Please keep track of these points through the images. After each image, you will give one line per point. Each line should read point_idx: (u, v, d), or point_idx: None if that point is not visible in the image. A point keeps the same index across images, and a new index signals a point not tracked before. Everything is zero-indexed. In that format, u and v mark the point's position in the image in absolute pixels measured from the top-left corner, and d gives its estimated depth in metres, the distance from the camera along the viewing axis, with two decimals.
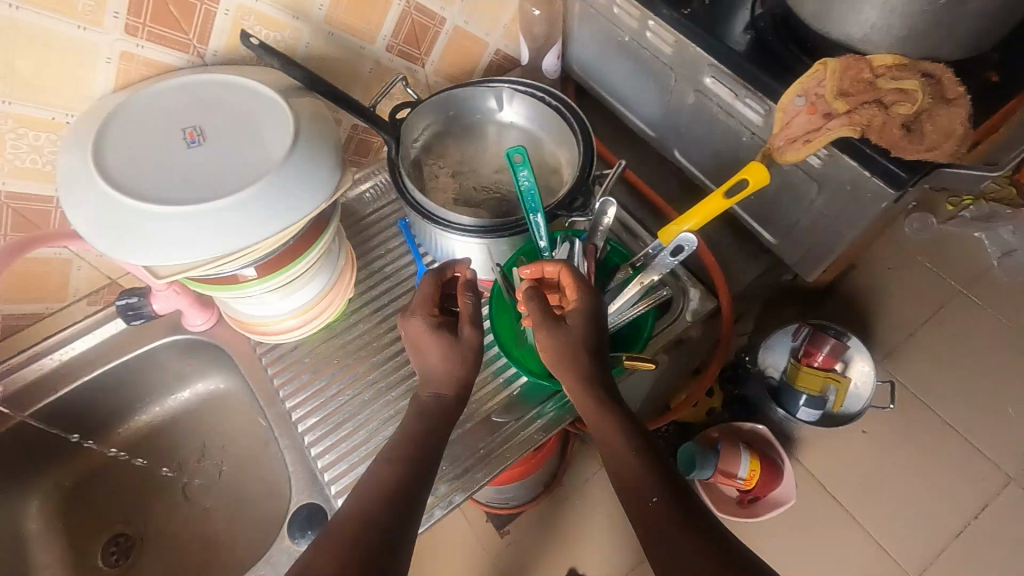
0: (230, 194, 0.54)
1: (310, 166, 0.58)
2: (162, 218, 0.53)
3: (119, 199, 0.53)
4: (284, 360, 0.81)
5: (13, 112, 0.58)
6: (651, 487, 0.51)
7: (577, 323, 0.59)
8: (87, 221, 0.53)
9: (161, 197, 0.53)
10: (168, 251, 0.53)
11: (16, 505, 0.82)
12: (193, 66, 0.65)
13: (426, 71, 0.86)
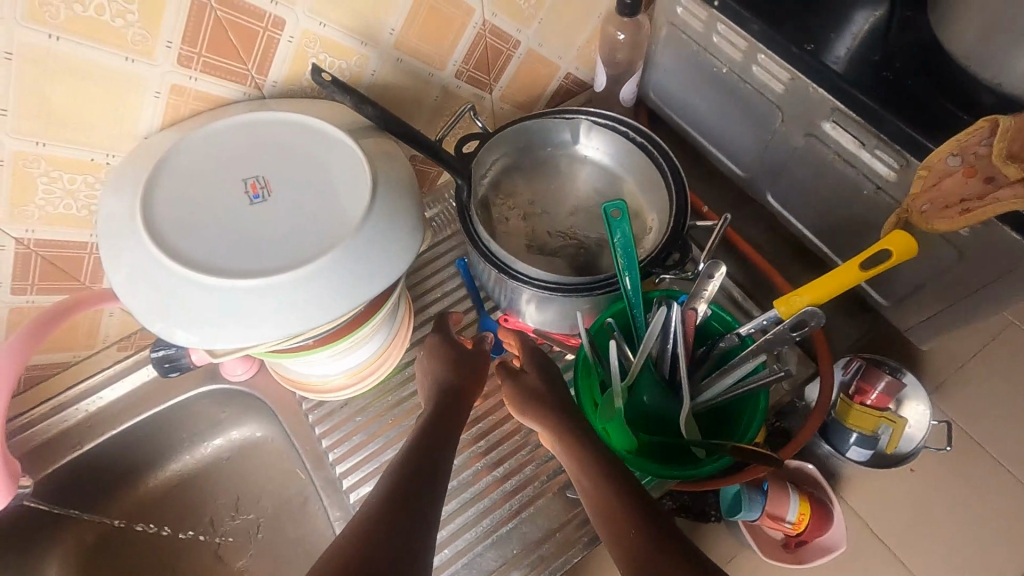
0: (303, 263, 0.46)
1: (389, 227, 0.49)
2: (224, 291, 0.45)
3: (174, 268, 0.45)
4: (334, 417, 0.74)
5: (47, 154, 0.50)
6: (634, 520, 0.47)
7: (535, 371, 0.65)
8: (137, 291, 0.45)
9: (223, 265, 0.45)
10: (230, 329, 0.45)
11: (32, 568, 0.74)
12: (249, 99, 0.57)
13: (493, 98, 0.78)
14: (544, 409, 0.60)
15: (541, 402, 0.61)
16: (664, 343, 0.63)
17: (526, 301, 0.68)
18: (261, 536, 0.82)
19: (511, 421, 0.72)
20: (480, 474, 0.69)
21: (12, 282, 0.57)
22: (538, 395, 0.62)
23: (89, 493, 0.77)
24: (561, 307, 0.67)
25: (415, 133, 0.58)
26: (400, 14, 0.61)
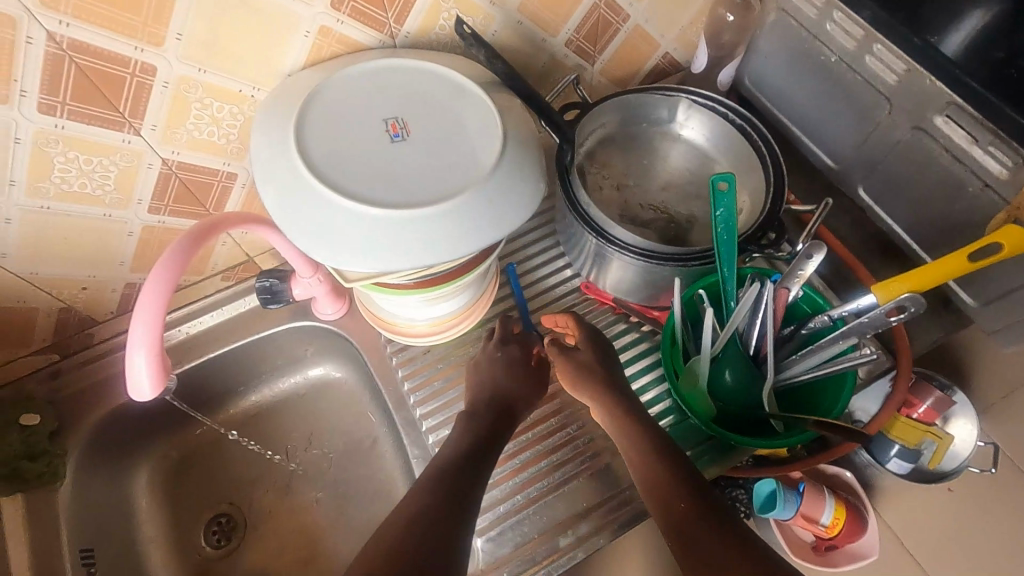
0: (441, 200, 0.49)
1: (515, 180, 0.52)
2: (370, 217, 0.48)
3: (325, 192, 0.47)
4: (415, 364, 0.77)
5: (204, 81, 0.53)
6: (680, 494, 0.53)
7: (583, 346, 0.68)
8: (287, 211, 0.48)
9: (369, 194, 0.48)
10: (370, 253, 0.48)
11: (126, 474, 0.80)
12: (383, 47, 0.60)
13: (594, 71, 0.80)
14: (596, 383, 0.64)
15: (588, 375, 0.65)
16: (751, 320, 0.65)
17: (615, 265, 0.70)
18: (330, 472, 0.86)
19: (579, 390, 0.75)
20: (551, 431, 0.73)
21: (152, 201, 0.61)
22: (584, 369, 0.65)
23: (180, 412, 0.82)
24: (647, 274, 0.69)
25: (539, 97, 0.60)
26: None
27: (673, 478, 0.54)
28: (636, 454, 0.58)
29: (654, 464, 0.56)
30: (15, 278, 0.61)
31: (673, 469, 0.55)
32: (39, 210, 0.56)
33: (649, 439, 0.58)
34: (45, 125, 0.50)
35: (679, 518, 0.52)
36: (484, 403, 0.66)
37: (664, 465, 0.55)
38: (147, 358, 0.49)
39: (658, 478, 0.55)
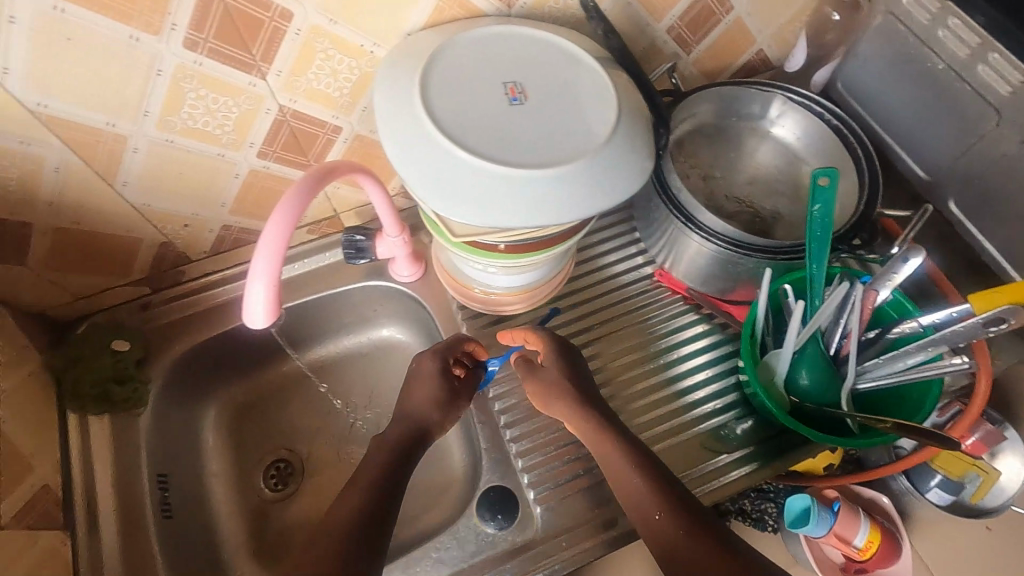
0: (556, 165, 0.50)
1: (627, 152, 0.53)
2: (488, 174, 0.49)
3: (448, 145, 0.49)
4: (485, 333, 0.78)
5: (333, 32, 0.55)
6: (655, 505, 0.56)
7: (552, 363, 0.67)
8: (408, 159, 0.50)
9: (488, 151, 0.50)
10: (484, 210, 0.49)
11: (195, 411, 0.83)
12: (498, 15, 0.61)
13: (689, 61, 0.80)
14: (566, 397, 0.65)
15: (562, 397, 0.65)
16: (836, 320, 0.64)
17: (697, 252, 0.71)
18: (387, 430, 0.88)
19: (630, 397, 0.76)
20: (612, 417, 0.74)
21: (262, 146, 0.63)
22: (556, 386, 0.65)
23: (249, 357, 0.85)
24: (729, 264, 0.70)
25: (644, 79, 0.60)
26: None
27: (648, 491, 0.57)
28: (612, 466, 0.60)
29: (631, 477, 0.58)
30: (131, 208, 0.64)
31: (650, 483, 0.57)
32: (164, 143, 0.58)
33: (627, 450, 0.60)
34: (187, 61, 0.52)
35: (658, 528, 0.54)
36: (403, 423, 0.64)
37: (641, 478, 0.57)
38: (265, 289, 0.50)
39: (634, 490, 0.57)
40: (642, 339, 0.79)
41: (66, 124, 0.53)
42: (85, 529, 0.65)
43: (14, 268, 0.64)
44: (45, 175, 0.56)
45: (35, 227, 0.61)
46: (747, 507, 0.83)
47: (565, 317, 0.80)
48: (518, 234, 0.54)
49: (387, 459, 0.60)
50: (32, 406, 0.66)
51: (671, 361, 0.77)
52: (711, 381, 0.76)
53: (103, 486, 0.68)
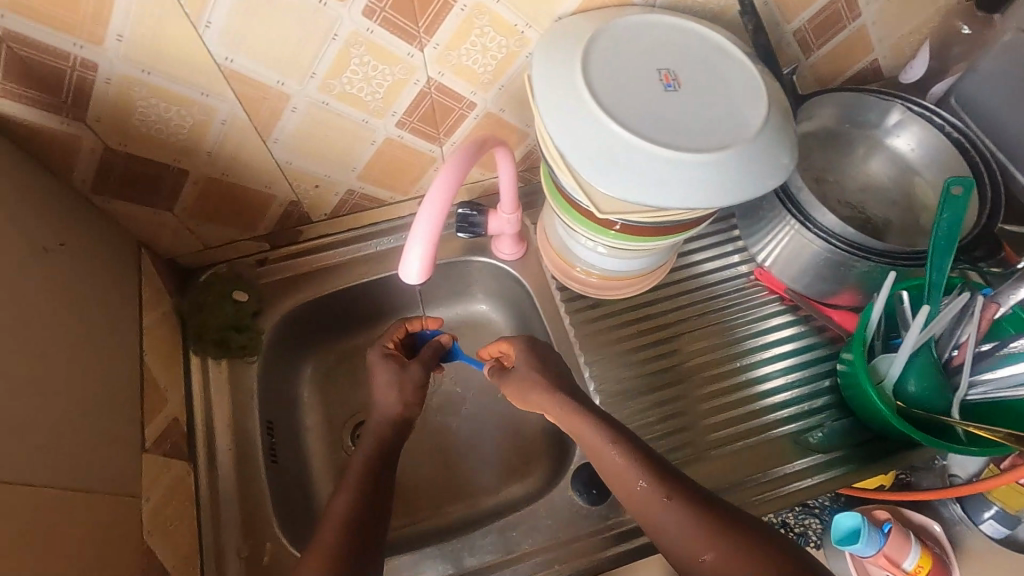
0: (708, 152, 0.52)
1: (775, 146, 0.54)
2: (643, 154, 0.52)
3: (608, 124, 0.52)
4: (582, 315, 0.81)
5: (494, 12, 0.58)
6: (636, 475, 0.58)
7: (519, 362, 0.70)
8: (568, 134, 0.53)
9: (645, 133, 0.52)
10: (635, 190, 0.52)
11: (292, 367, 0.84)
12: (645, 6, 0.63)
13: (807, 64, 0.80)
14: (542, 388, 0.67)
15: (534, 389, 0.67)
16: (952, 331, 0.65)
17: (809, 253, 0.73)
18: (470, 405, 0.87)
19: (710, 400, 0.77)
20: (691, 416, 0.76)
21: (402, 116, 0.66)
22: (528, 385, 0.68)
23: (342, 320, 0.86)
24: (841, 266, 0.71)
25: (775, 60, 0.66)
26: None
27: (629, 465, 0.58)
28: (589, 443, 0.61)
29: (608, 452, 0.60)
30: (275, 165, 0.68)
31: (627, 458, 0.59)
32: (321, 105, 0.62)
33: (604, 428, 0.61)
34: (359, 28, 0.55)
35: (639, 499, 0.57)
36: (379, 419, 0.68)
37: (621, 454, 0.59)
38: (422, 251, 0.53)
39: (614, 465, 0.59)
40: (730, 346, 0.79)
41: (243, 80, 0.56)
42: (206, 463, 0.69)
43: (162, 213, 0.68)
44: (213, 127, 0.60)
45: (189, 175, 0.65)
46: (790, 520, 0.81)
47: (658, 307, 0.81)
48: (663, 216, 0.56)
49: (372, 451, 0.64)
50: (166, 343, 0.71)
51: (761, 360, 0.78)
52: (802, 383, 0.77)
53: (223, 425, 0.72)
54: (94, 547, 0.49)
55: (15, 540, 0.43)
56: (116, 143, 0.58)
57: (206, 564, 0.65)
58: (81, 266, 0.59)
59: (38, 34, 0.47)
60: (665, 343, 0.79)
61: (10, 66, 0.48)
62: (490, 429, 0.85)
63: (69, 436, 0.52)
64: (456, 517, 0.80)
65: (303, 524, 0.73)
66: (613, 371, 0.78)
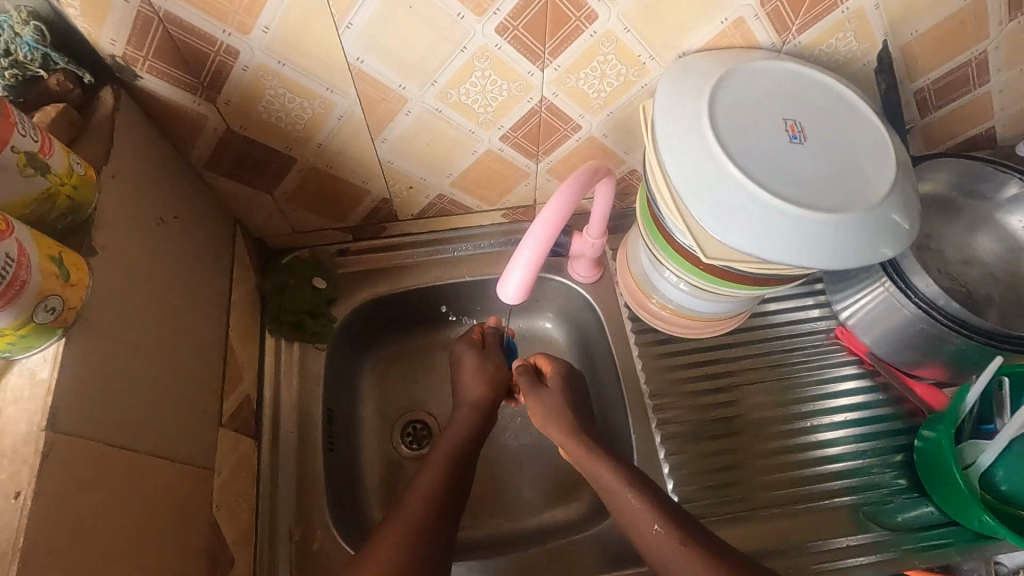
0: (831, 210, 0.51)
1: (899, 211, 0.54)
2: (763, 203, 0.51)
3: (732, 168, 0.52)
4: (653, 349, 0.79)
5: (621, 40, 0.57)
6: (650, 517, 0.58)
7: (554, 388, 0.73)
8: (687, 173, 0.53)
9: (768, 182, 0.52)
10: (750, 238, 0.51)
11: (355, 359, 0.84)
12: (771, 50, 0.61)
13: (921, 124, 0.74)
14: (561, 422, 0.70)
15: (556, 420, 0.70)
16: None
17: (901, 319, 0.70)
18: (522, 421, 0.85)
19: (771, 457, 0.74)
20: (751, 470, 0.73)
21: (507, 131, 0.67)
22: (554, 410, 0.71)
23: (408, 319, 0.86)
24: (934, 339, 0.68)
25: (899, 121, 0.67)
26: (935, 19, 0.60)
27: (641, 506, 0.59)
28: (603, 483, 0.63)
29: (622, 493, 0.61)
30: (378, 163, 0.69)
31: (640, 499, 0.60)
32: (434, 112, 0.63)
33: (615, 470, 0.63)
34: (489, 43, 0.55)
35: (655, 542, 0.57)
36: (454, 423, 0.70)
37: (635, 495, 0.60)
38: (522, 273, 0.56)
39: (630, 507, 0.60)
40: (799, 404, 0.77)
41: (369, 80, 0.57)
42: (270, 442, 0.71)
43: (263, 195, 0.71)
44: (329, 121, 0.62)
45: (296, 163, 0.67)
46: None
47: (727, 353, 0.79)
48: (766, 269, 0.56)
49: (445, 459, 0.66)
50: (247, 320, 0.72)
51: (831, 423, 0.75)
52: (873, 454, 0.74)
53: (289, 407, 0.73)
54: (180, 515, 0.51)
55: (124, 501, 0.44)
56: (237, 126, 0.60)
57: (260, 542, 0.66)
58: (191, 237, 0.61)
59: (194, 19, 0.49)
60: (730, 390, 0.77)
61: (161, 45, 0.50)
62: (540, 448, 0.84)
63: (175, 405, 0.53)
64: (498, 532, 0.79)
65: (352, 515, 0.73)
66: (673, 412, 0.76)
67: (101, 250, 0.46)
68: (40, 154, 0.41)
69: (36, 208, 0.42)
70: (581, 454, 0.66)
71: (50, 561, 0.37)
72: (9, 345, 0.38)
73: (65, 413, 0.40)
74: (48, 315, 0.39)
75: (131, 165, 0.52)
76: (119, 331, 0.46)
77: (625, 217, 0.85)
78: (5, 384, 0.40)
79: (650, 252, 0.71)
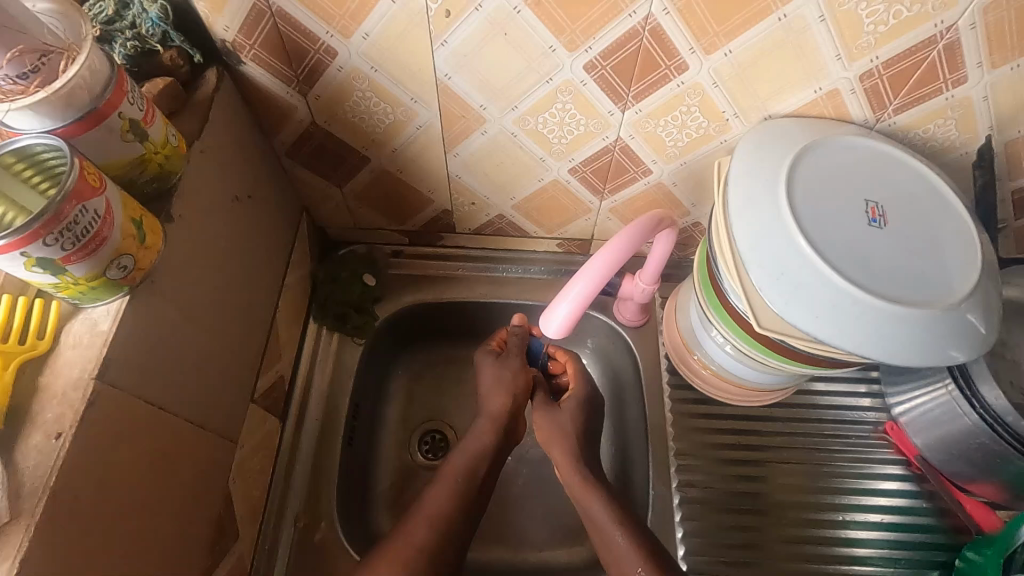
0: (899, 303, 0.49)
1: (979, 316, 0.51)
2: (827, 282, 0.50)
3: (799, 242, 0.51)
4: (688, 406, 0.77)
5: (708, 94, 0.57)
6: (635, 562, 0.60)
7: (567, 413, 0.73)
8: (751, 239, 0.52)
9: (836, 262, 0.50)
10: (806, 315, 0.50)
11: (390, 359, 0.85)
12: (863, 126, 0.59)
13: (1014, 226, 0.67)
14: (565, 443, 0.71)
15: (562, 445, 0.71)
16: None
17: (960, 428, 0.65)
18: (540, 454, 0.83)
19: (792, 545, 0.70)
20: (770, 554, 0.69)
21: (578, 163, 0.67)
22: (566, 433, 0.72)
23: (448, 330, 0.87)
24: (995, 457, 0.63)
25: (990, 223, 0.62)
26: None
27: (629, 551, 0.61)
28: (595, 521, 0.64)
29: (614, 535, 0.62)
30: (446, 174, 0.70)
31: (632, 544, 0.61)
32: (509, 135, 0.63)
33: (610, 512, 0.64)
34: (575, 78, 0.56)
35: None
36: None
37: (625, 538, 0.61)
38: (567, 309, 0.60)
39: (617, 548, 0.62)
40: (833, 495, 0.72)
41: (452, 96, 0.59)
42: (293, 425, 0.72)
43: (334, 187, 0.73)
44: (407, 129, 0.64)
45: (370, 164, 0.69)
46: None
47: (763, 426, 0.76)
48: (819, 350, 0.54)
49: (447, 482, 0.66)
50: (294, 303, 0.75)
51: (863, 521, 0.71)
52: (906, 564, 0.69)
53: (318, 394, 0.75)
54: (198, 480, 0.52)
55: (149, 461, 0.46)
56: (322, 120, 0.63)
57: (266, 523, 0.67)
58: (259, 216, 0.64)
59: (303, 18, 0.52)
60: (761, 467, 0.73)
61: (268, 37, 0.53)
62: (555, 485, 0.81)
63: (215, 375, 0.55)
64: (497, 561, 0.77)
65: (358, 515, 0.74)
66: (694, 476, 0.73)
67: (177, 219, 0.49)
68: (142, 122, 0.44)
69: (131, 171, 0.45)
70: (578, 484, 0.68)
71: (74, 506, 0.39)
72: (80, 294, 0.41)
73: (116, 367, 0.42)
74: (119, 272, 0.42)
75: (218, 143, 0.55)
76: (178, 297, 0.49)
77: (680, 267, 0.84)
78: (70, 329, 0.42)
79: (701, 309, 0.69)
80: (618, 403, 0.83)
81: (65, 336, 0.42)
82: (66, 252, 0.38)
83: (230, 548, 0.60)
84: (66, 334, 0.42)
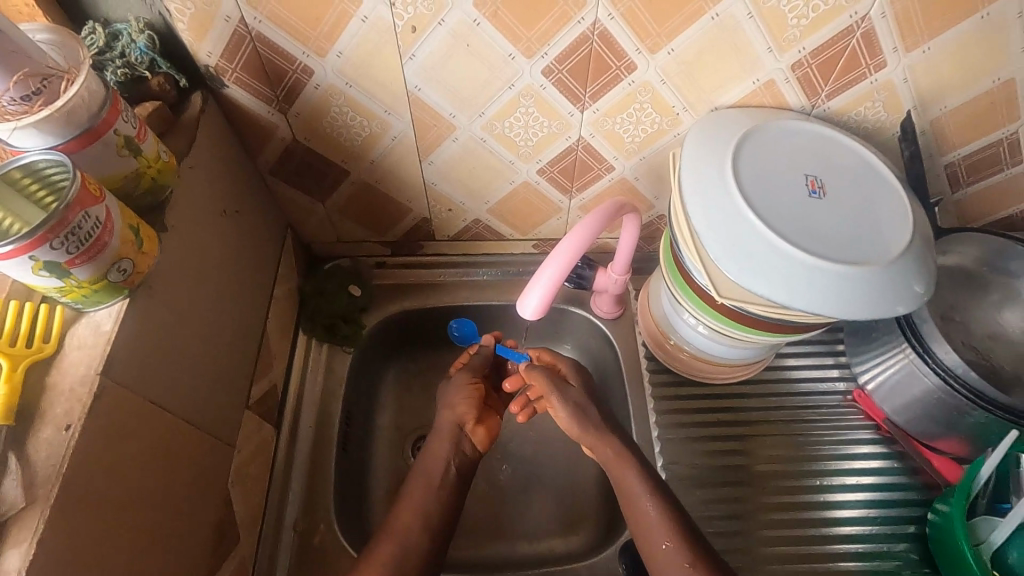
0: (843, 263, 0.54)
1: (916, 271, 0.56)
2: (776, 248, 0.54)
3: (749, 215, 0.55)
4: (667, 389, 0.80)
5: (657, 91, 0.62)
6: (665, 535, 0.61)
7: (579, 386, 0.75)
8: (707, 217, 0.57)
9: (784, 230, 0.55)
10: (762, 279, 0.54)
11: (380, 368, 0.87)
12: (801, 111, 0.64)
13: (952, 199, 0.73)
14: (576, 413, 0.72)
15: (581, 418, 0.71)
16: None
17: (920, 387, 0.69)
18: (531, 450, 0.86)
19: (778, 512, 0.73)
20: (756, 523, 0.72)
21: (545, 165, 0.72)
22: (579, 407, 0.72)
23: (433, 336, 0.89)
24: (956, 411, 0.67)
25: (925, 194, 0.67)
26: (964, 96, 0.61)
27: (660, 521, 0.62)
28: (626, 489, 0.65)
29: (646, 504, 0.63)
30: (423, 183, 0.74)
31: (662, 513, 0.62)
32: (479, 141, 0.68)
33: (646, 485, 0.64)
34: (535, 83, 0.61)
35: (665, 559, 0.60)
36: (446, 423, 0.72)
37: (656, 508, 0.63)
38: (539, 296, 0.63)
39: (646, 518, 0.63)
40: (811, 462, 0.76)
41: (423, 106, 0.64)
42: (288, 433, 0.74)
43: (317, 202, 0.77)
44: (383, 140, 0.68)
45: (350, 178, 0.73)
46: None
47: (739, 402, 0.79)
48: (778, 314, 0.58)
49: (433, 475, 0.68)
50: (283, 316, 0.77)
51: (841, 485, 0.74)
52: (885, 521, 0.72)
53: (310, 402, 0.77)
54: (198, 477, 0.54)
55: (153, 455, 0.48)
56: (303, 137, 0.67)
57: (266, 528, 0.68)
58: (247, 231, 0.67)
59: (281, 40, 0.56)
60: (741, 440, 0.77)
61: (249, 60, 0.58)
62: (547, 479, 0.84)
63: (210, 379, 0.57)
64: (494, 556, 0.79)
65: (355, 518, 0.75)
66: (678, 454, 0.76)
67: (171, 228, 0.52)
68: (136, 139, 0.48)
69: (127, 183, 0.48)
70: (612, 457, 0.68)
71: (89, 491, 0.41)
72: (83, 297, 0.44)
73: (120, 364, 0.45)
74: (119, 275, 0.45)
75: (205, 159, 0.59)
76: (174, 303, 0.52)
77: (651, 260, 0.88)
78: (74, 332, 0.45)
79: (671, 293, 0.74)
80: (602, 394, 0.86)
81: (69, 339, 0.45)
82: (70, 255, 0.41)
83: (232, 550, 0.62)
84: (71, 336, 0.45)
